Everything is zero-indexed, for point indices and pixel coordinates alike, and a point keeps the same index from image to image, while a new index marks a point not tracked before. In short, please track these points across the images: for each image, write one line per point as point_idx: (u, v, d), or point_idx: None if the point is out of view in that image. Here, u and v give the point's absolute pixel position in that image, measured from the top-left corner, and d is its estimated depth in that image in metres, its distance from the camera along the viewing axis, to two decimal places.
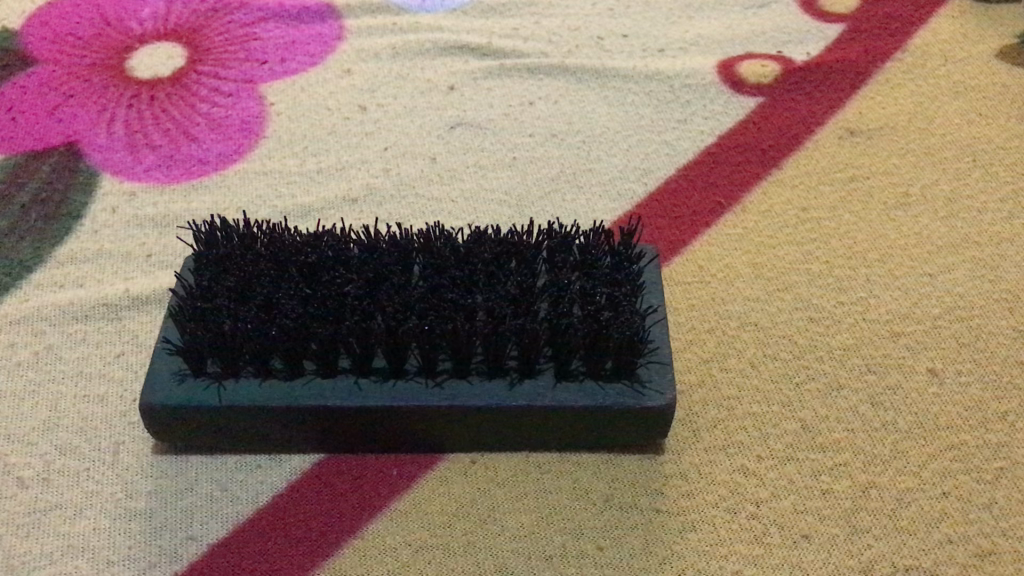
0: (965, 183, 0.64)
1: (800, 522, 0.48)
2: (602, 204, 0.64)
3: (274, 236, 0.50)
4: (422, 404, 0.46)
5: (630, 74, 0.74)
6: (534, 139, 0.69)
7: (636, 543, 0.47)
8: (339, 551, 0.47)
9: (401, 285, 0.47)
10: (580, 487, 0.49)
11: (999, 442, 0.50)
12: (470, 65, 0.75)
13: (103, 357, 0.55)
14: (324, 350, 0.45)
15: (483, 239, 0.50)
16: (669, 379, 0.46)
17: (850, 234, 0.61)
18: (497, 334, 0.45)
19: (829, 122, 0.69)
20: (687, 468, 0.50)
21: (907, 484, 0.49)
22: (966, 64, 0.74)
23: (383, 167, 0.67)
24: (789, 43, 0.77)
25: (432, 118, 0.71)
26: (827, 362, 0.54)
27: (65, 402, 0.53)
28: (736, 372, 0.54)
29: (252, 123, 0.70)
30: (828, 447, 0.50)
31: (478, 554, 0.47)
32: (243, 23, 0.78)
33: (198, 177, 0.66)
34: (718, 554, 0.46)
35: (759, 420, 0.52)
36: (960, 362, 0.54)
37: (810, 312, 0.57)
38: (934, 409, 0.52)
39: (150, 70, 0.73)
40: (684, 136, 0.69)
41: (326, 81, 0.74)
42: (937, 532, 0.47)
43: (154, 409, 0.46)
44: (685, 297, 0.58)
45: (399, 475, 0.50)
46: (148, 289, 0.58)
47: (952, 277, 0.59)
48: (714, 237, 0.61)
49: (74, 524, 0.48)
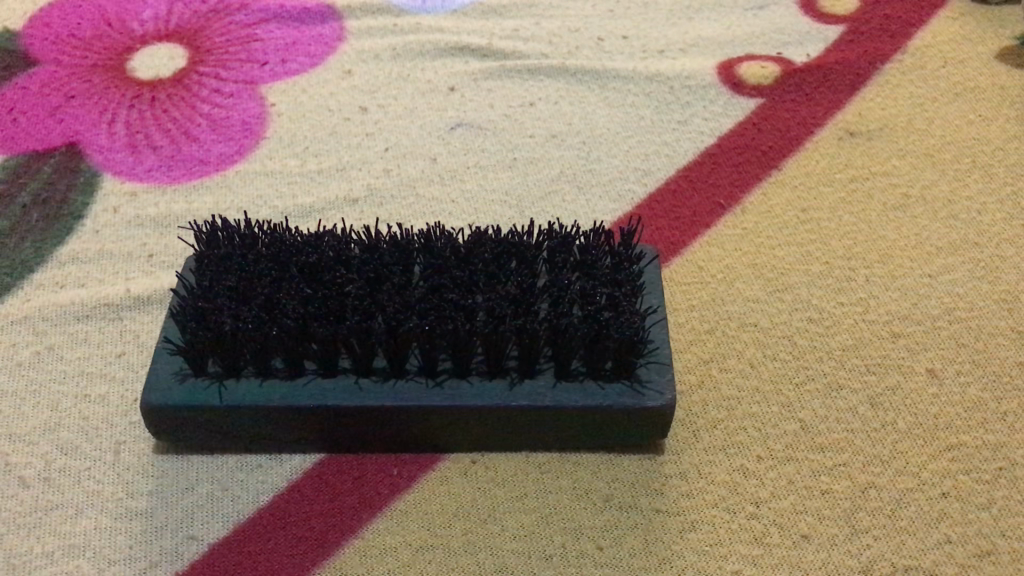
0: (964, 184, 0.65)
1: (800, 521, 0.48)
2: (601, 205, 0.65)
3: (275, 236, 0.50)
4: (423, 404, 0.46)
5: (631, 75, 0.74)
6: (534, 140, 0.69)
7: (636, 542, 0.47)
8: (339, 551, 0.47)
9: (401, 285, 0.47)
10: (580, 487, 0.49)
11: (999, 443, 0.50)
12: (471, 66, 0.75)
13: (105, 357, 0.55)
14: (325, 350, 0.45)
15: (484, 239, 0.50)
16: (668, 379, 0.46)
17: (849, 235, 0.61)
18: (497, 334, 0.45)
19: (829, 123, 0.70)
20: (687, 468, 0.50)
21: (907, 485, 0.49)
22: (966, 65, 0.74)
23: (384, 168, 0.67)
24: (789, 45, 0.77)
25: (432, 119, 0.71)
26: (827, 362, 0.54)
27: (66, 402, 0.53)
28: (736, 372, 0.54)
29: (253, 124, 0.70)
30: (828, 447, 0.51)
31: (478, 554, 0.47)
32: (244, 24, 0.79)
33: (199, 178, 0.66)
34: (718, 554, 0.47)
35: (759, 421, 0.52)
36: (959, 362, 0.54)
37: (810, 312, 0.57)
38: (933, 409, 0.52)
39: (151, 70, 0.73)
40: (684, 137, 0.69)
41: (327, 82, 0.74)
42: (936, 532, 0.47)
43: (155, 408, 0.46)
44: (685, 298, 0.58)
45: (399, 474, 0.50)
46: (150, 289, 0.58)
47: (951, 278, 0.59)
48: (714, 237, 0.62)
49: (75, 523, 0.48)
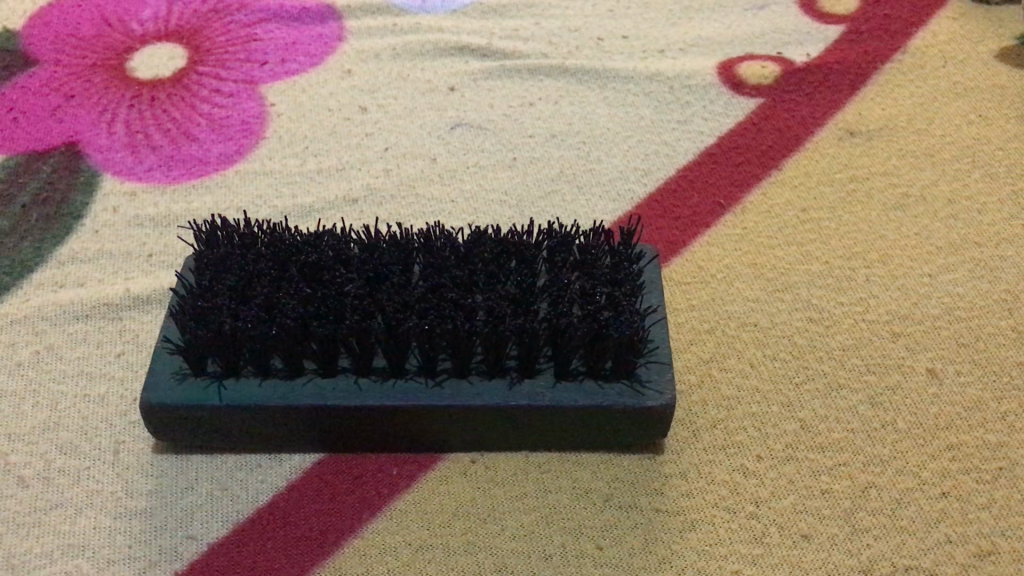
0: (965, 183, 0.65)
1: (800, 521, 0.48)
2: (601, 205, 0.64)
3: (275, 235, 0.50)
4: (422, 404, 0.46)
5: (631, 75, 0.74)
6: (534, 140, 0.69)
7: (636, 542, 0.47)
8: (339, 550, 0.47)
9: (401, 285, 0.47)
10: (579, 487, 0.49)
11: (999, 442, 0.50)
12: (471, 66, 0.75)
13: (104, 357, 0.55)
14: (324, 349, 0.45)
15: (483, 239, 0.50)
16: (668, 379, 0.46)
17: (849, 235, 0.61)
18: (497, 333, 0.45)
19: (829, 123, 0.70)
20: (687, 468, 0.50)
21: (907, 484, 0.49)
22: (966, 65, 0.74)
23: (384, 168, 0.67)
24: (789, 44, 0.77)
25: (432, 119, 0.71)
26: (827, 362, 0.54)
27: (66, 401, 0.53)
28: (736, 372, 0.54)
29: (253, 124, 0.70)
30: (828, 447, 0.51)
31: (478, 554, 0.47)
32: (244, 24, 0.79)
33: (199, 178, 0.66)
34: (718, 554, 0.47)
35: (759, 421, 0.52)
36: (959, 362, 0.54)
37: (810, 312, 0.57)
38: (933, 409, 0.52)
39: (151, 70, 0.73)
40: (684, 137, 0.69)
41: (326, 82, 0.74)
42: (936, 532, 0.47)
43: (154, 408, 0.46)
44: (685, 297, 0.58)
45: (399, 474, 0.50)
46: (149, 288, 0.58)
47: (952, 277, 0.59)
48: (714, 237, 0.61)
49: (74, 523, 0.48)
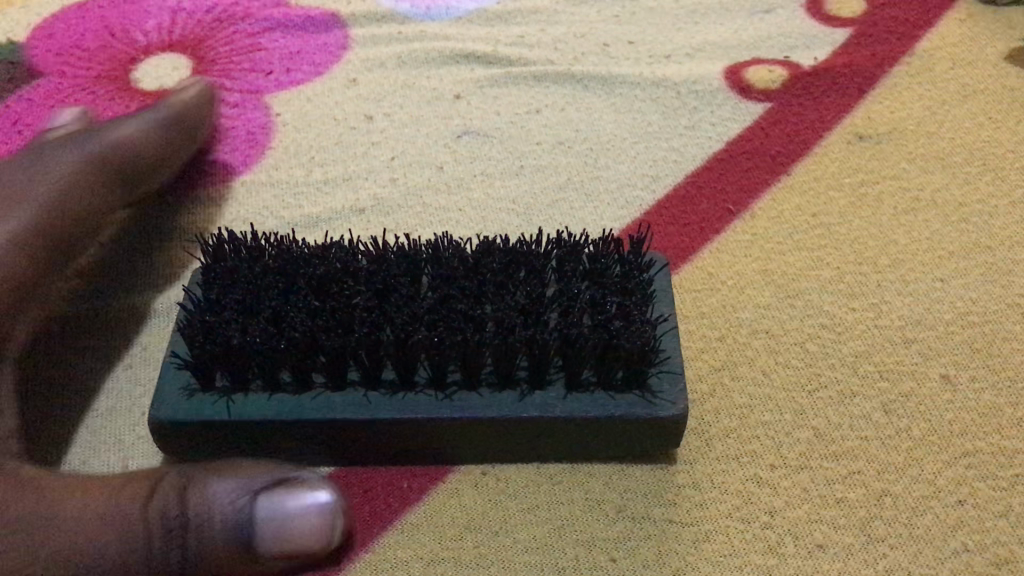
0: (976, 188, 0.64)
1: (815, 531, 0.47)
2: (609, 212, 0.64)
3: (282, 248, 0.50)
4: (432, 417, 0.45)
5: (637, 81, 0.74)
6: (540, 147, 0.69)
7: (650, 554, 0.47)
8: (351, 565, 0.47)
9: (410, 297, 0.47)
10: (592, 498, 0.49)
11: (1015, 449, 0.50)
12: (476, 73, 0.75)
13: (110, 369, 0.55)
14: (333, 363, 0.45)
15: (492, 248, 0.49)
16: (680, 389, 0.46)
17: (859, 240, 0.61)
18: (507, 345, 0.44)
19: (837, 127, 0.69)
20: (700, 478, 0.49)
21: (922, 493, 0.48)
22: (975, 67, 0.74)
23: (390, 177, 0.67)
24: (797, 48, 0.76)
25: (439, 127, 0.71)
26: (840, 369, 0.54)
27: (74, 416, 0.53)
28: (748, 381, 0.53)
29: (258, 134, 0.70)
30: (842, 455, 0.50)
31: (491, 567, 0.47)
32: (248, 32, 0.78)
33: (205, 190, 0.66)
34: (732, 565, 0.46)
35: (772, 429, 0.51)
36: (973, 367, 0.54)
37: (822, 319, 0.56)
38: (947, 416, 0.51)
39: (156, 82, 0.74)
40: (691, 143, 0.69)
41: (332, 91, 0.74)
42: (954, 541, 0.47)
43: (163, 423, 0.46)
44: (696, 306, 0.57)
45: (409, 487, 0.49)
46: (155, 303, 0.59)
47: (964, 282, 0.58)
48: (723, 244, 0.61)
49: None
